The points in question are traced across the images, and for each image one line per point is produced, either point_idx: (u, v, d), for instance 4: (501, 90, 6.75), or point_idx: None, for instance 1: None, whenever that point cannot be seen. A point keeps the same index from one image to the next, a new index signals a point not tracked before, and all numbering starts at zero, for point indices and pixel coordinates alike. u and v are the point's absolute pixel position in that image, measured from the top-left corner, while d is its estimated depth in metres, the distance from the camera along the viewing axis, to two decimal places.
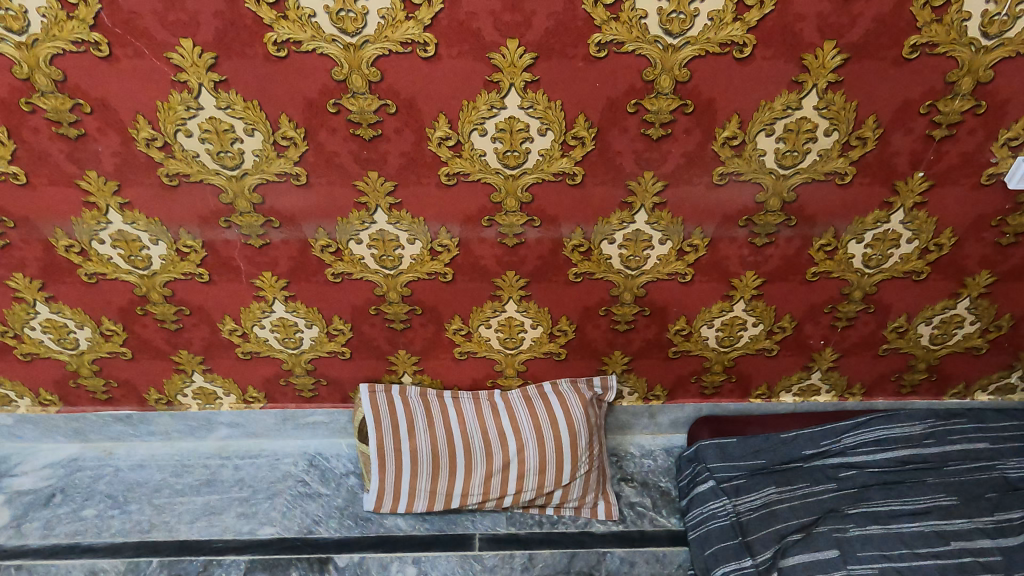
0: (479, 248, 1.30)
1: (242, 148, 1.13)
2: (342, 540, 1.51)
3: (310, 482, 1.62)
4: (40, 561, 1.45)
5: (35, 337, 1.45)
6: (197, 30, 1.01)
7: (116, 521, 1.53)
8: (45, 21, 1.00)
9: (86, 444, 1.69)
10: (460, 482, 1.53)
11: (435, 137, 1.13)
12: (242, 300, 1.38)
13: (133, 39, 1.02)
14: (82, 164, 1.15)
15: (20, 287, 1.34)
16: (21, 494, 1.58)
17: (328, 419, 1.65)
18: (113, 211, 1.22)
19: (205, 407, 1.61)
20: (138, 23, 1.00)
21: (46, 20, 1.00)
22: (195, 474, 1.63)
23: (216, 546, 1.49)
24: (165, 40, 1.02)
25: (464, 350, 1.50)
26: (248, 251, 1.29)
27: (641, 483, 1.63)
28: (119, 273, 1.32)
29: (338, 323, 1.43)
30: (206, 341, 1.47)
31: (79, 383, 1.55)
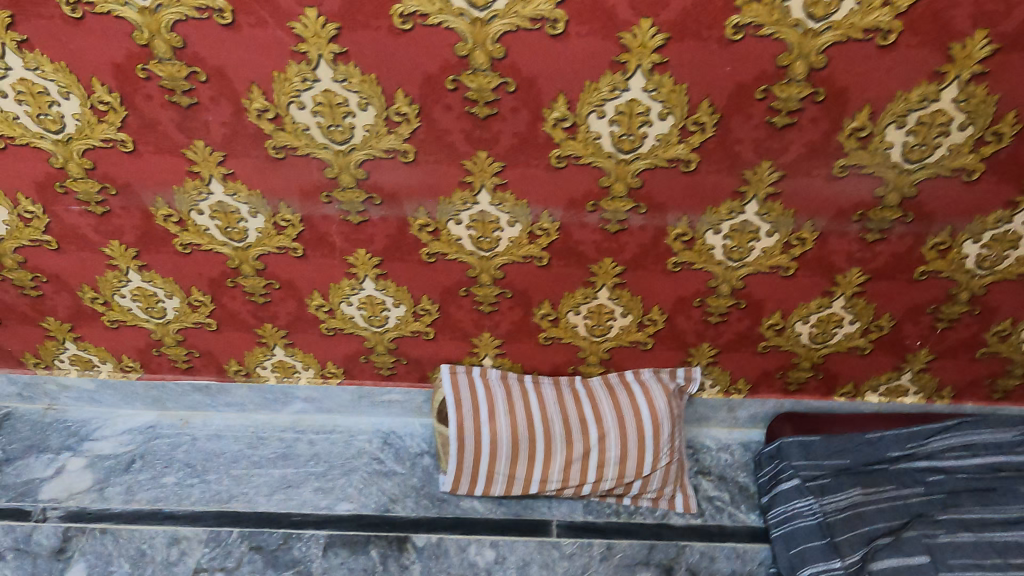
0: (580, 232, 1.27)
1: (353, 123, 1.10)
2: (419, 519, 1.51)
3: (385, 460, 1.62)
4: (123, 526, 1.49)
5: (124, 304, 1.44)
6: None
7: (196, 489, 1.55)
8: None
9: (163, 412, 1.70)
10: (538, 468, 1.52)
11: (552, 117, 1.09)
12: (332, 276, 1.37)
13: (257, 7, 0.99)
14: (189, 134, 1.13)
15: (115, 255, 1.33)
16: (101, 458, 1.60)
17: (404, 398, 1.64)
18: (216, 182, 1.20)
19: (283, 380, 1.62)
20: None
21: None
22: (270, 447, 1.64)
23: (295, 520, 1.51)
24: (289, 9, 0.98)
25: (549, 336, 1.48)
26: (346, 227, 1.27)
27: (718, 476, 1.61)
28: (214, 244, 1.31)
29: (426, 303, 1.41)
30: (292, 316, 1.46)
31: (162, 351, 1.55)
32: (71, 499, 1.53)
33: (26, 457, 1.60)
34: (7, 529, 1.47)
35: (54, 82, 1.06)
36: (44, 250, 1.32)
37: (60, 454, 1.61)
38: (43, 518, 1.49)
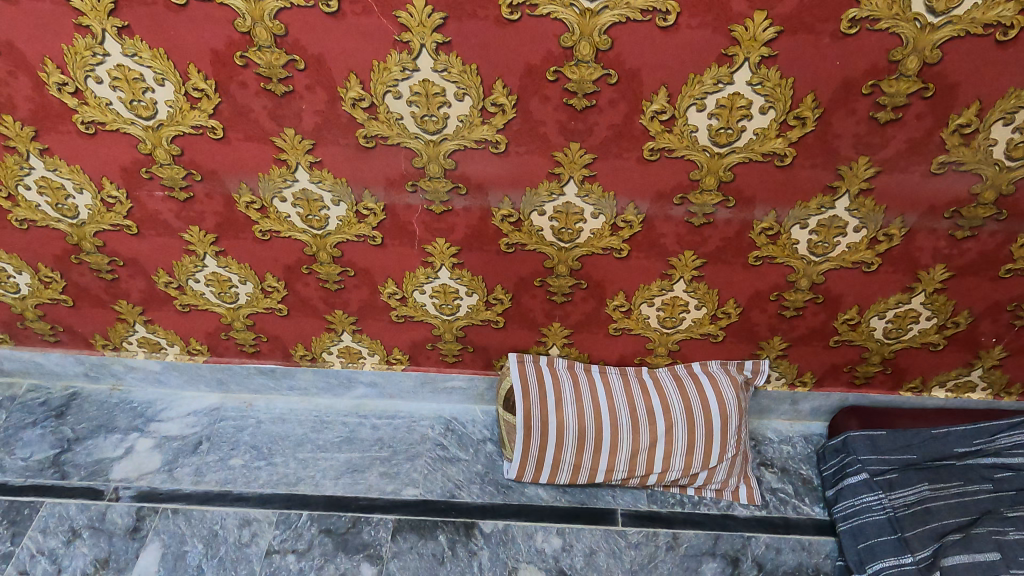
0: (664, 225, 1.26)
1: (448, 113, 1.09)
2: (485, 506, 1.52)
3: (448, 446, 1.63)
4: (194, 507, 1.50)
5: (197, 289, 1.44)
6: None
7: (264, 472, 1.57)
8: None
9: (227, 394, 1.71)
10: (605, 458, 1.51)
11: (650, 110, 1.07)
12: (408, 265, 1.36)
13: None
14: (281, 122, 1.12)
15: (193, 240, 1.33)
16: (169, 439, 1.62)
17: (467, 385, 1.65)
18: (302, 170, 1.19)
19: (348, 365, 1.62)
20: None
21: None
22: (334, 432, 1.65)
23: (362, 504, 1.52)
24: None
25: (619, 327, 1.47)
26: (427, 216, 1.26)
27: (781, 469, 1.61)
28: (294, 231, 1.30)
29: (500, 293, 1.41)
30: (363, 303, 1.46)
31: (230, 335, 1.56)
32: (142, 479, 1.55)
33: (95, 437, 1.62)
34: (82, 508, 1.49)
35: (150, 68, 1.06)
36: (124, 234, 1.33)
37: (128, 434, 1.63)
38: (116, 497, 1.52)
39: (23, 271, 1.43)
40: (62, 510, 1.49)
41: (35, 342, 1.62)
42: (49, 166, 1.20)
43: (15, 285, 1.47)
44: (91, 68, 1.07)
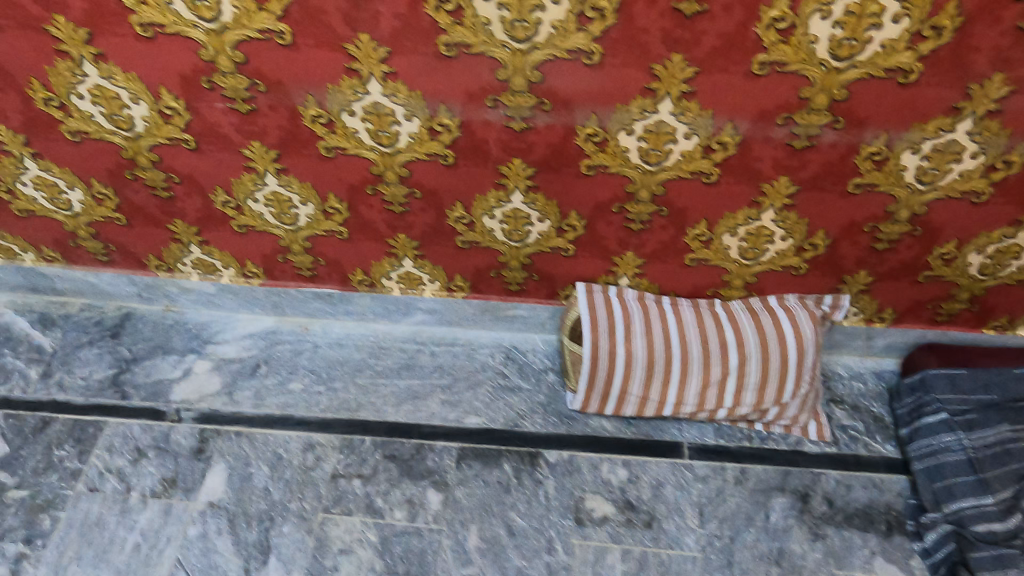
0: (761, 148, 1.16)
1: (541, 18, 0.99)
2: (550, 436, 1.50)
3: (509, 375, 1.59)
4: (257, 429, 1.49)
5: (256, 210, 1.38)
6: None
7: (324, 397, 1.55)
8: None
9: (282, 318, 1.67)
10: (673, 391, 1.47)
11: (768, 16, 0.96)
12: (480, 187, 1.28)
13: None
14: (355, 26, 1.02)
15: (254, 157, 1.26)
16: (226, 362, 1.60)
17: (529, 314, 1.59)
18: (374, 81, 1.10)
19: (407, 292, 1.57)
20: None
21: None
22: (393, 358, 1.62)
23: (425, 431, 1.50)
24: None
25: (696, 257, 1.39)
26: (506, 134, 1.17)
27: (852, 406, 1.56)
28: (360, 149, 1.22)
29: (574, 219, 1.33)
30: (428, 227, 1.39)
31: (287, 258, 1.51)
32: (203, 402, 1.53)
33: (153, 358, 1.60)
34: (145, 428, 1.49)
35: None
36: (181, 149, 1.26)
37: (185, 355, 1.61)
38: (178, 419, 1.51)
39: (75, 186, 1.36)
40: (126, 430, 1.49)
41: (87, 262, 1.58)
42: (103, 73, 1.12)
43: (67, 202, 1.40)
44: None
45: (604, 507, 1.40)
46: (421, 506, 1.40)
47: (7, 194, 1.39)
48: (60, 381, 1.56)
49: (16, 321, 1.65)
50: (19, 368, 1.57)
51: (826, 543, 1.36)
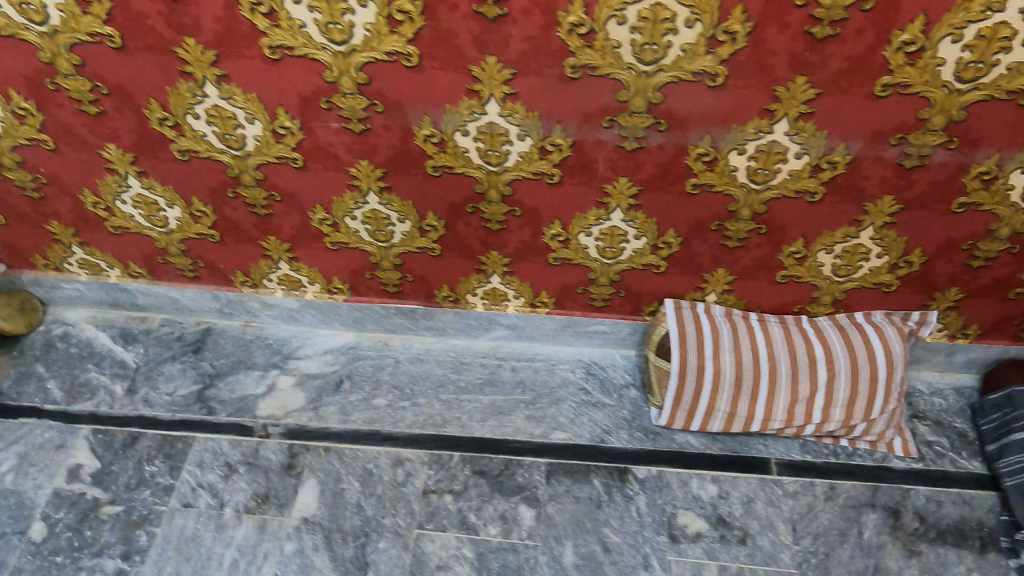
0: (870, 168, 1.17)
1: (671, 41, 1.00)
2: (637, 451, 1.50)
3: (591, 391, 1.60)
4: (346, 445, 1.50)
5: (352, 227, 1.39)
6: None
7: (409, 412, 1.55)
8: None
9: (361, 333, 1.68)
10: (761, 407, 1.47)
11: (899, 40, 0.97)
12: (581, 205, 1.30)
13: None
14: (483, 49, 1.04)
15: (360, 176, 1.27)
16: (310, 377, 1.60)
17: (611, 329, 1.60)
18: (493, 102, 1.11)
19: (490, 308, 1.58)
20: None
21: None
22: (474, 373, 1.62)
23: (513, 446, 1.50)
24: None
25: (788, 274, 1.40)
26: (616, 154, 1.19)
27: (935, 422, 1.57)
28: (468, 168, 1.24)
29: (670, 236, 1.34)
30: (522, 244, 1.40)
31: (375, 274, 1.52)
32: (289, 417, 1.54)
33: (236, 373, 1.61)
34: (234, 444, 1.49)
35: None
36: (288, 168, 1.27)
37: (268, 371, 1.61)
38: (266, 434, 1.51)
39: (175, 204, 1.37)
40: (215, 446, 1.49)
41: (173, 277, 1.59)
42: (223, 94, 1.14)
43: (163, 219, 1.41)
44: None
45: (697, 523, 1.40)
46: (514, 522, 1.40)
47: (105, 211, 1.41)
48: (146, 396, 1.56)
49: (97, 336, 1.66)
50: (104, 384, 1.58)
51: (922, 559, 1.36)
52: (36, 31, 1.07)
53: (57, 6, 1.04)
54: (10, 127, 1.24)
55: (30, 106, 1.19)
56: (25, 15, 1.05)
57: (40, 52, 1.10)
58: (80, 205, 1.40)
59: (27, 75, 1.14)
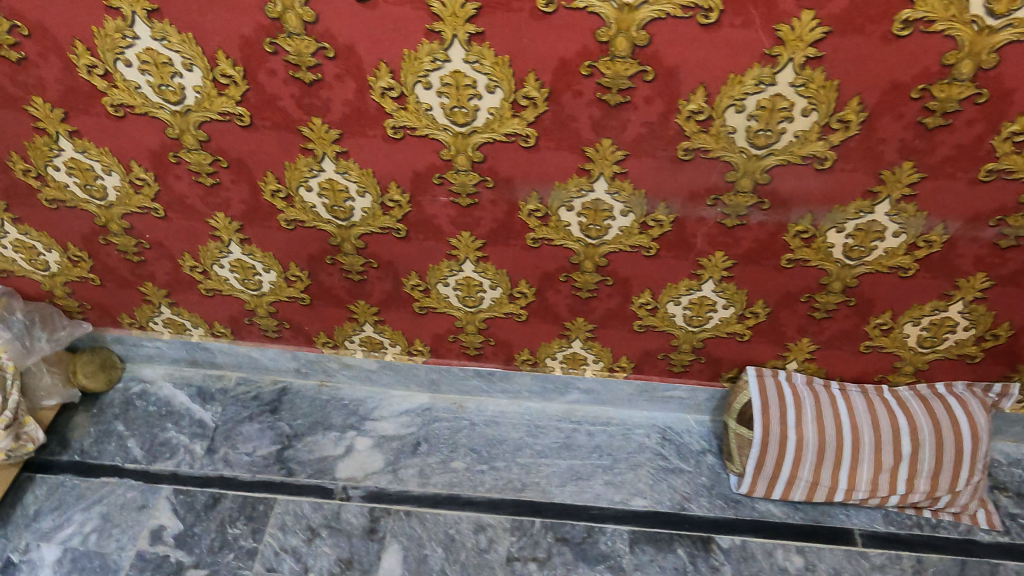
0: (966, 247, 1.19)
1: (786, 128, 1.03)
2: (719, 520, 1.49)
3: (668, 456, 1.59)
4: (427, 509, 1.49)
5: (443, 292, 1.42)
6: (828, 2, 0.90)
7: (488, 476, 1.55)
8: None
9: (436, 395, 1.69)
10: (844, 476, 1.47)
11: (1008, 131, 1.01)
12: (674, 275, 1.32)
13: (752, 7, 0.91)
14: (601, 132, 1.08)
15: (459, 245, 1.30)
16: (387, 439, 1.61)
17: (688, 394, 1.61)
18: (602, 180, 1.15)
19: (569, 372, 1.59)
20: None
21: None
22: (550, 437, 1.62)
23: (594, 513, 1.50)
24: (786, 10, 0.90)
25: (872, 344, 1.42)
26: (716, 230, 1.22)
27: (1017, 493, 1.55)
28: (567, 239, 1.27)
29: (759, 307, 1.36)
30: (609, 312, 1.42)
31: (457, 338, 1.54)
32: (369, 480, 1.54)
33: (314, 434, 1.61)
34: (316, 506, 1.49)
35: (486, 75, 1.02)
36: (389, 237, 1.31)
37: (346, 432, 1.62)
38: (346, 497, 1.51)
39: (272, 269, 1.40)
40: (297, 508, 1.49)
41: (255, 337, 1.61)
42: (340, 169, 1.18)
43: (257, 283, 1.45)
44: (423, 74, 1.02)
45: None
46: None
47: (201, 274, 1.44)
48: (226, 456, 1.57)
49: (175, 395, 1.68)
50: (184, 443, 1.59)
51: None
52: (169, 109, 1.12)
53: (194, 88, 1.08)
54: (125, 195, 1.28)
55: (149, 177, 1.24)
56: (161, 95, 1.09)
57: (169, 128, 1.15)
58: (178, 268, 1.43)
59: (152, 148, 1.19)
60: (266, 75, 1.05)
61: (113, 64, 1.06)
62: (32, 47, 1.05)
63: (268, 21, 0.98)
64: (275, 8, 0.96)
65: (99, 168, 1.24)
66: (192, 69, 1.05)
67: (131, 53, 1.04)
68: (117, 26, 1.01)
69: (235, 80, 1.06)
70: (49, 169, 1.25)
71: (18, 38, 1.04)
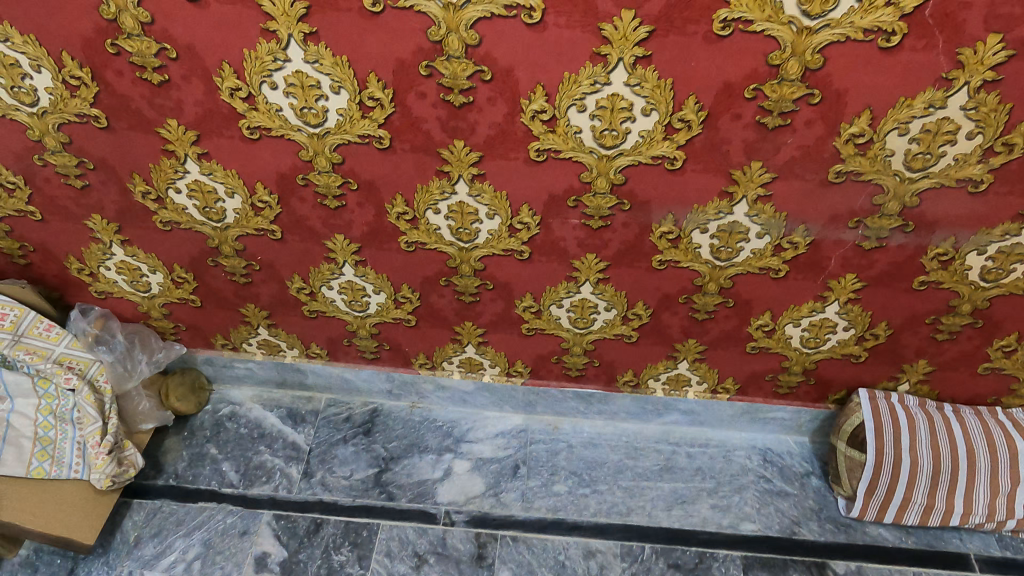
0: None
1: (946, 151, 1.02)
2: (832, 545, 1.46)
3: (772, 479, 1.57)
4: (533, 535, 1.46)
5: (554, 314, 1.40)
6: (1016, 26, 0.88)
7: (592, 500, 1.52)
8: (855, 6, 0.87)
9: (530, 416, 1.66)
10: (960, 500, 1.44)
11: None
12: (798, 297, 1.30)
13: (936, 31, 0.89)
14: (752, 155, 1.06)
15: (582, 267, 1.28)
16: (485, 462, 1.58)
17: (790, 416, 1.58)
18: (743, 203, 1.13)
19: (670, 393, 1.57)
20: (957, 15, 0.87)
21: (859, 5, 0.87)
22: (650, 459, 1.59)
23: (703, 538, 1.47)
24: (971, 34, 0.89)
25: (991, 366, 1.40)
26: (852, 252, 1.20)
27: None
28: (695, 262, 1.25)
29: (881, 329, 1.34)
30: (724, 333, 1.40)
31: (561, 359, 1.51)
32: (471, 504, 1.51)
33: (410, 457, 1.58)
34: (420, 531, 1.46)
35: (644, 98, 1.00)
36: (510, 259, 1.28)
37: (442, 455, 1.59)
38: (450, 521, 1.48)
39: (382, 291, 1.38)
40: (401, 533, 1.46)
41: (351, 358, 1.59)
42: (473, 192, 1.16)
43: (364, 304, 1.42)
44: (580, 97, 1.00)
45: None
46: None
47: (307, 296, 1.42)
48: (323, 480, 1.54)
49: (266, 417, 1.65)
50: (279, 467, 1.56)
51: None
52: (307, 131, 1.10)
53: (337, 110, 1.06)
54: (244, 218, 1.26)
55: (273, 199, 1.22)
56: (302, 117, 1.07)
57: (303, 150, 1.13)
58: (284, 290, 1.41)
59: (281, 170, 1.17)
60: (415, 98, 1.03)
61: (258, 86, 1.04)
62: (177, 70, 1.03)
63: (428, 45, 0.97)
64: (438, 31, 0.95)
65: (221, 190, 1.22)
66: (340, 92, 1.03)
67: (279, 76, 1.02)
68: (270, 49, 0.99)
69: (382, 103, 1.04)
70: (170, 191, 1.23)
71: (164, 61, 1.02)
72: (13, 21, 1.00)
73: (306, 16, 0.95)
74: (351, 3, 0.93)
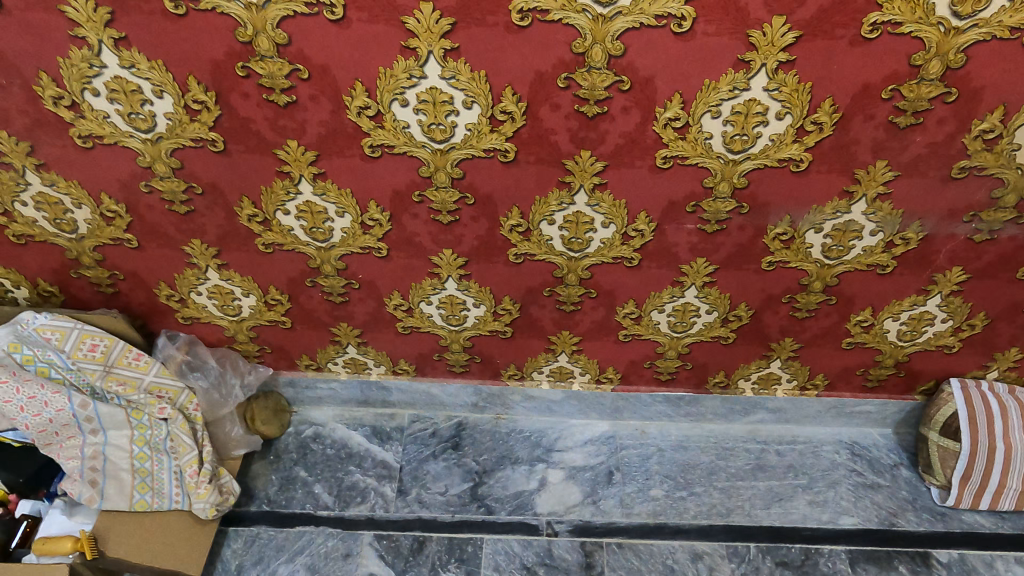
0: None
1: None
2: (932, 534, 1.48)
3: (863, 472, 1.58)
4: (638, 541, 1.46)
5: (654, 319, 1.40)
6: None
7: (691, 503, 1.52)
8: (1005, 5, 0.90)
9: (616, 422, 1.66)
10: None
11: None
12: (901, 292, 1.32)
13: None
14: (878, 154, 1.07)
15: (690, 272, 1.28)
16: (579, 470, 1.57)
17: (877, 409, 1.60)
18: (861, 201, 1.14)
19: (759, 392, 1.58)
20: None
21: (1008, 4, 0.89)
22: (741, 459, 1.60)
23: (806, 534, 1.48)
24: None
25: None
26: (961, 246, 1.22)
27: None
28: (805, 261, 1.26)
29: (979, 319, 1.36)
30: (821, 330, 1.41)
31: (653, 364, 1.51)
32: (572, 513, 1.50)
33: (503, 469, 1.57)
34: (526, 544, 1.45)
35: (780, 103, 1.00)
36: (618, 266, 1.28)
37: (535, 465, 1.58)
38: (553, 532, 1.48)
39: (482, 304, 1.37)
40: (507, 547, 1.45)
41: (438, 373, 1.58)
42: (592, 202, 1.16)
43: (462, 318, 1.41)
44: (716, 103, 1.01)
45: None
46: None
47: (404, 312, 1.41)
48: (419, 497, 1.53)
49: (351, 436, 1.63)
50: (373, 486, 1.54)
51: None
52: (431, 147, 1.08)
53: (466, 125, 1.05)
54: (351, 237, 1.24)
55: (384, 217, 1.20)
56: (428, 134, 1.06)
57: (424, 166, 1.12)
58: (381, 307, 1.40)
59: (397, 187, 1.16)
60: (548, 110, 1.03)
61: (388, 104, 1.03)
62: (306, 91, 1.02)
63: (571, 57, 0.97)
64: (584, 42, 0.95)
65: (332, 210, 1.20)
66: (472, 107, 1.03)
67: (411, 93, 1.02)
68: (407, 66, 0.98)
69: (513, 116, 1.03)
70: (278, 213, 1.21)
71: (294, 82, 1.01)
72: (141, 47, 0.98)
73: (449, 33, 0.95)
74: (499, 18, 0.93)
